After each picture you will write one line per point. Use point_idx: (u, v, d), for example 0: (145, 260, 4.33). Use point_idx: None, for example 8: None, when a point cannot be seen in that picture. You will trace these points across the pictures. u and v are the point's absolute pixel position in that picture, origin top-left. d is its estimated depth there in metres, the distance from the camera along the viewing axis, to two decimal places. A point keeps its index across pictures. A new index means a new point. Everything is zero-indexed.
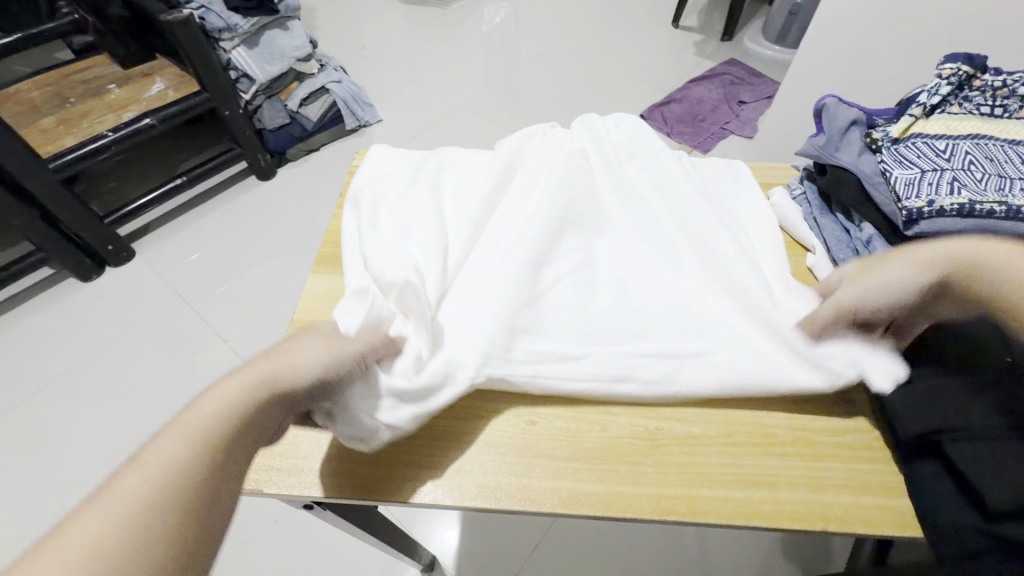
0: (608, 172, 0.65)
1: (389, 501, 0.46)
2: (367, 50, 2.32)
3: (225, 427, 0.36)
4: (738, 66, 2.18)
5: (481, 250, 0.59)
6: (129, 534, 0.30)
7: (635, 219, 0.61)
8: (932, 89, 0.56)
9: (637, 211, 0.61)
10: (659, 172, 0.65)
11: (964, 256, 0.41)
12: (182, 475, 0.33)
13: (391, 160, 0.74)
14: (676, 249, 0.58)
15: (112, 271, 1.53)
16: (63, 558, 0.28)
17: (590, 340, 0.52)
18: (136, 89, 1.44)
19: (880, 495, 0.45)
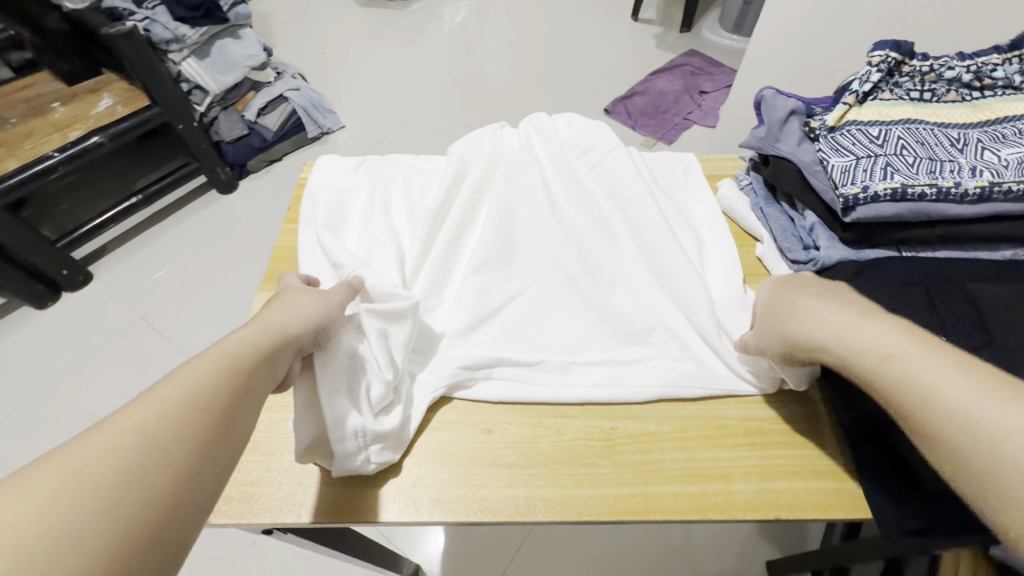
0: (559, 172, 0.64)
1: (346, 521, 0.45)
2: (326, 55, 2.28)
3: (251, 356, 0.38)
4: (698, 56, 2.21)
5: (435, 267, 0.59)
6: (172, 430, 0.31)
7: (585, 220, 0.61)
8: (864, 77, 0.57)
9: (586, 216, 0.61)
10: (609, 172, 0.64)
11: (835, 348, 0.38)
12: (214, 388, 0.34)
13: (341, 165, 0.70)
14: (625, 254, 0.58)
15: (68, 296, 1.47)
16: (117, 441, 0.29)
17: (542, 352, 0.53)
18: (82, 106, 1.39)
19: (830, 480, 0.46)
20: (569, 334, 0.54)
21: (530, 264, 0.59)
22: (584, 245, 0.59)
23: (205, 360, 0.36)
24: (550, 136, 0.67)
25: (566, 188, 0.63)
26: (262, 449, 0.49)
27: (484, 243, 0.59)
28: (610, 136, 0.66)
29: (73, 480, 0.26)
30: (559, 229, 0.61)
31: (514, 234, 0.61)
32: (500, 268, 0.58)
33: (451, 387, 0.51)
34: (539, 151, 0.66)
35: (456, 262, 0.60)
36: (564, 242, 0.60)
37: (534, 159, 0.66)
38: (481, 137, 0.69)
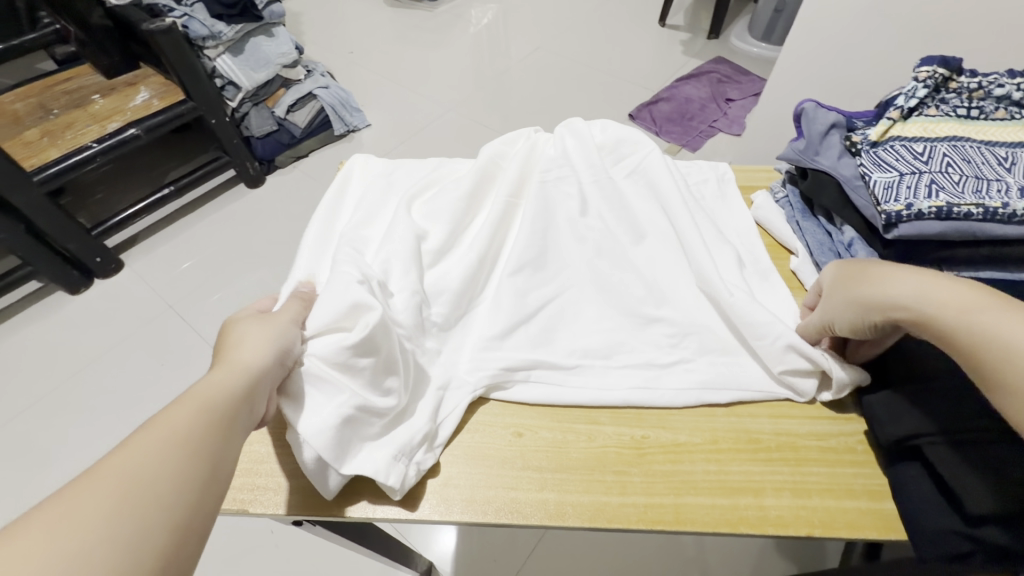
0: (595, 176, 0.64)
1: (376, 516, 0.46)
2: (354, 55, 2.31)
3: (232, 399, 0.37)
4: (726, 63, 2.19)
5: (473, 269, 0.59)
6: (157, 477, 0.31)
7: (622, 225, 0.61)
8: (909, 93, 0.57)
9: (622, 222, 0.61)
10: (645, 175, 0.64)
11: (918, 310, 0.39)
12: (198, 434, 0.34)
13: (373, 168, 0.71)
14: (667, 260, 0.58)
15: (100, 284, 1.52)
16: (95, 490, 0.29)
17: (579, 358, 0.53)
18: (120, 99, 1.43)
19: (864, 499, 0.45)
20: (604, 336, 0.55)
21: (563, 268, 0.59)
22: (619, 250, 0.59)
23: (181, 405, 0.35)
24: (585, 142, 0.67)
25: (602, 193, 0.63)
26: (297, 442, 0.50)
27: (520, 247, 0.60)
28: (646, 140, 0.66)
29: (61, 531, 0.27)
30: (593, 234, 0.61)
31: (548, 238, 0.61)
32: (533, 271, 0.59)
33: (489, 388, 0.52)
34: (574, 156, 0.66)
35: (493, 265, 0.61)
36: (597, 248, 0.60)
37: (569, 163, 0.66)
38: (515, 140, 0.70)
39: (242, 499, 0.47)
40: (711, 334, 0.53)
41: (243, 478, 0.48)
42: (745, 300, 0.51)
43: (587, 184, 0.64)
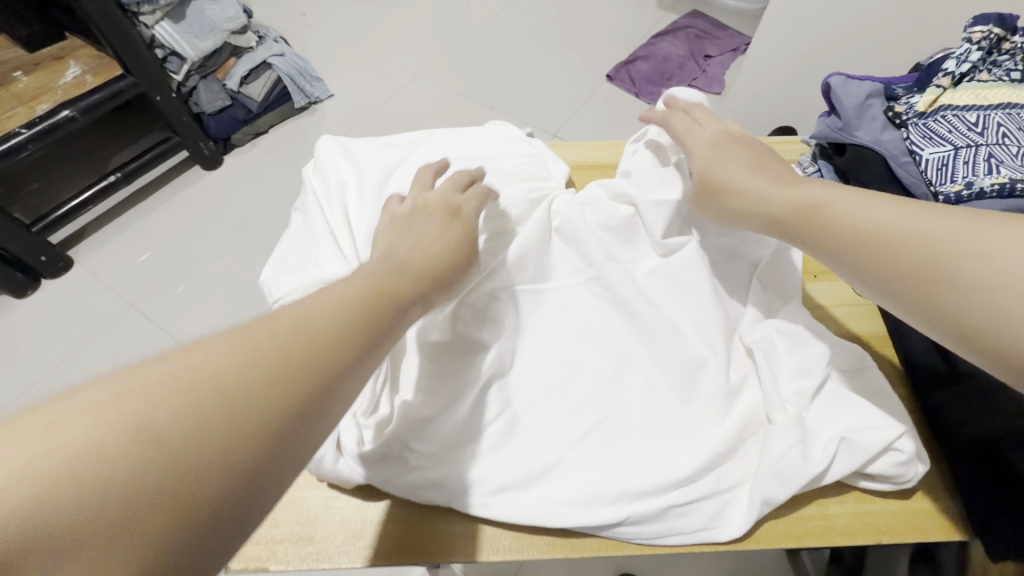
0: (581, 319, 0.50)
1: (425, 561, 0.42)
2: (308, 17, 2.09)
3: (328, 331, 0.29)
4: (702, 17, 2.09)
5: (528, 361, 0.48)
6: (250, 381, 0.25)
7: (611, 359, 0.48)
8: (961, 56, 0.51)
9: (620, 353, 0.48)
10: (650, 289, 0.49)
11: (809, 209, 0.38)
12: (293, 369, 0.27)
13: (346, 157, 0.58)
14: (655, 388, 0.46)
15: (48, 285, 1.34)
16: (226, 357, 0.26)
17: (657, 378, 0.47)
18: (48, 76, 1.25)
19: (929, 499, 0.43)
20: (648, 410, 0.45)
21: (591, 384, 0.47)
22: (624, 384, 0.47)
23: (324, 298, 0.31)
24: (577, 222, 0.51)
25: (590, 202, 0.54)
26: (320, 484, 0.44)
27: (552, 370, 0.47)
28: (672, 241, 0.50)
29: (198, 391, 0.24)
30: (588, 355, 0.48)
31: (551, 329, 0.49)
32: (551, 472, 0.43)
33: (640, 345, 0.48)
34: (550, 261, 0.52)
35: (546, 363, 0.48)
36: (623, 356, 0.48)
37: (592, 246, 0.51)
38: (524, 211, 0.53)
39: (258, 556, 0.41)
40: (754, 391, 0.46)
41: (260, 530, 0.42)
42: (747, 352, 0.47)
43: (565, 275, 0.52)
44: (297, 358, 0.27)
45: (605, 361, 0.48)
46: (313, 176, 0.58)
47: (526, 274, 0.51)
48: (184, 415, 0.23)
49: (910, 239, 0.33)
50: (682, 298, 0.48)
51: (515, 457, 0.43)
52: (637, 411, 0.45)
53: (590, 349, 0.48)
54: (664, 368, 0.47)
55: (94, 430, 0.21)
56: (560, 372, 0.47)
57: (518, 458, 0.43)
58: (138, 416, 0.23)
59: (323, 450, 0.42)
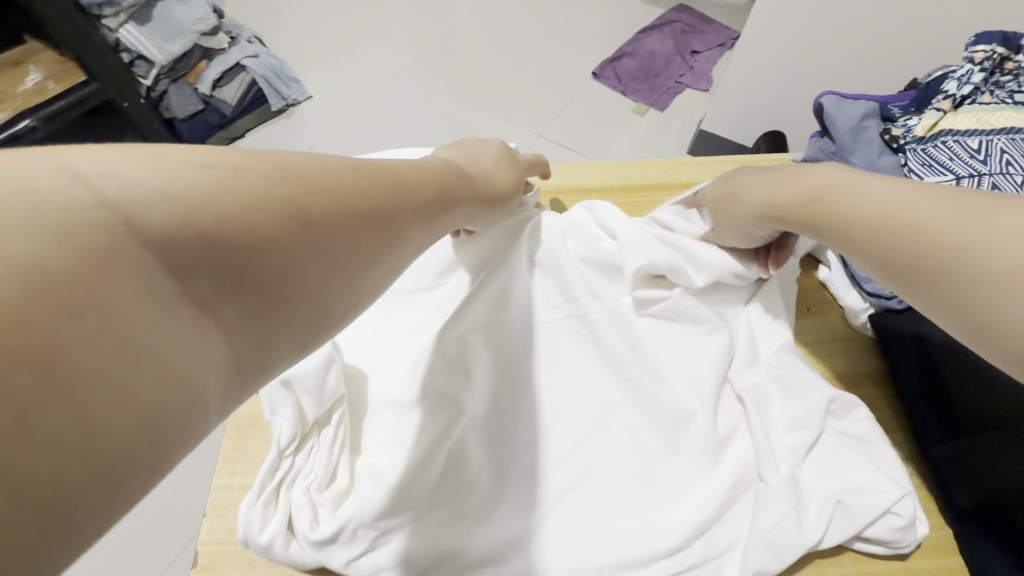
0: (562, 361, 0.46)
1: None
2: (283, 14, 2.01)
3: (337, 198, 0.27)
4: (688, 12, 2.05)
5: (505, 411, 0.44)
6: (257, 217, 0.23)
7: (594, 406, 0.44)
8: (962, 77, 0.48)
9: (604, 398, 0.45)
10: (636, 326, 0.45)
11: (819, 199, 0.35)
12: (297, 209, 0.25)
13: None
14: (641, 440, 0.43)
15: None
16: (242, 179, 0.24)
17: (642, 428, 0.43)
18: (5, 83, 1.18)
19: (932, 557, 0.41)
20: (633, 464, 0.42)
21: (573, 435, 0.43)
22: (608, 433, 0.43)
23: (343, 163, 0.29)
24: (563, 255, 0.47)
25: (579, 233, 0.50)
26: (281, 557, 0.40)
27: (531, 420, 0.44)
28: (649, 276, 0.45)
29: (208, 206, 0.22)
30: (571, 402, 0.45)
31: (531, 372, 0.45)
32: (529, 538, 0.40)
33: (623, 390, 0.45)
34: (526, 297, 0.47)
35: (524, 410, 0.44)
36: (607, 402, 0.44)
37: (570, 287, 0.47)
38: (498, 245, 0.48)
39: None
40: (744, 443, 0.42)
41: None
42: (739, 399, 0.44)
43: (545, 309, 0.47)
44: (303, 204, 0.25)
45: (587, 408, 0.44)
46: None
47: (500, 315, 0.46)
48: (182, 221, 0.21)
49: (912, 225, 0.30)
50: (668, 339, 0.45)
51: (495, 520, 0.40)
52: (621, 464, 0.42)
53: (572, 397, 0.45)
54: (650, 415, 0.43)
55: (48, 212, 0.18)
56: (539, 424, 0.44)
57: (497, 519, 0.40)
58: (149, 204, 0.20)
59: (271, 533, 0.38)
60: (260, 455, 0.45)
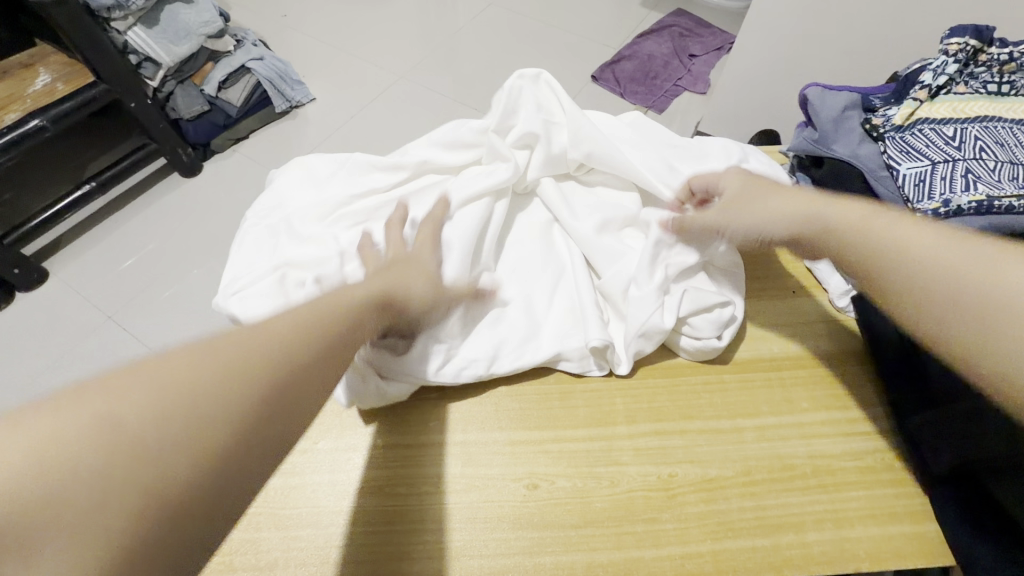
0: (528, 281, 0.52)
1: None
2: (288, 18, 2.05)
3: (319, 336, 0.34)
4: (686, 16, 2.08)
5: (488, 320, 0.49)
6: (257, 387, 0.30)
7: (562, 312, 0.50)
8: (937, 68, 0.50)
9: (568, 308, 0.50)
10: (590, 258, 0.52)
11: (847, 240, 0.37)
12: (291, 357, 0.32)
13: (309, 172, 0.59)
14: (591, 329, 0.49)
15: (23, 297, 1.31)
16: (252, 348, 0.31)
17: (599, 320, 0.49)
18: (15, 85, 1.21)
19: (908, 523, 0.43)
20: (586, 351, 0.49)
21: (540, 337, 0.49)
22: (570, 333, 0.49)
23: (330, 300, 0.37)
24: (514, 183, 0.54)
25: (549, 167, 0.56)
26: (282, 523, 0.42)
27: (507, 330, 0.49)
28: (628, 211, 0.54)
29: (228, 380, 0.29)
30: (538, 312, 0.50)
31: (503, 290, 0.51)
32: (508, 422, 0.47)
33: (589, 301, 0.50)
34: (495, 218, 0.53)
35: (500, 318, 0.50)
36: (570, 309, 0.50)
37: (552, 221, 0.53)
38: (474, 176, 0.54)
39: None
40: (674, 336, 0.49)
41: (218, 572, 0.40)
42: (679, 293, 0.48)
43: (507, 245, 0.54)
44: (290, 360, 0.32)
45: (554, 313, 0.50)
46: (277, 190, 0.58)
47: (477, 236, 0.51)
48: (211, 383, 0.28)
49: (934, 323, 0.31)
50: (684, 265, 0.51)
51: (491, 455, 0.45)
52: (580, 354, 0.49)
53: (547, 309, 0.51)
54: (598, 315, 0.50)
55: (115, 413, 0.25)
56: (514, 329, 0.49)
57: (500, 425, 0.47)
58: (187, 392, 0.27)
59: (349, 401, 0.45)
60: None
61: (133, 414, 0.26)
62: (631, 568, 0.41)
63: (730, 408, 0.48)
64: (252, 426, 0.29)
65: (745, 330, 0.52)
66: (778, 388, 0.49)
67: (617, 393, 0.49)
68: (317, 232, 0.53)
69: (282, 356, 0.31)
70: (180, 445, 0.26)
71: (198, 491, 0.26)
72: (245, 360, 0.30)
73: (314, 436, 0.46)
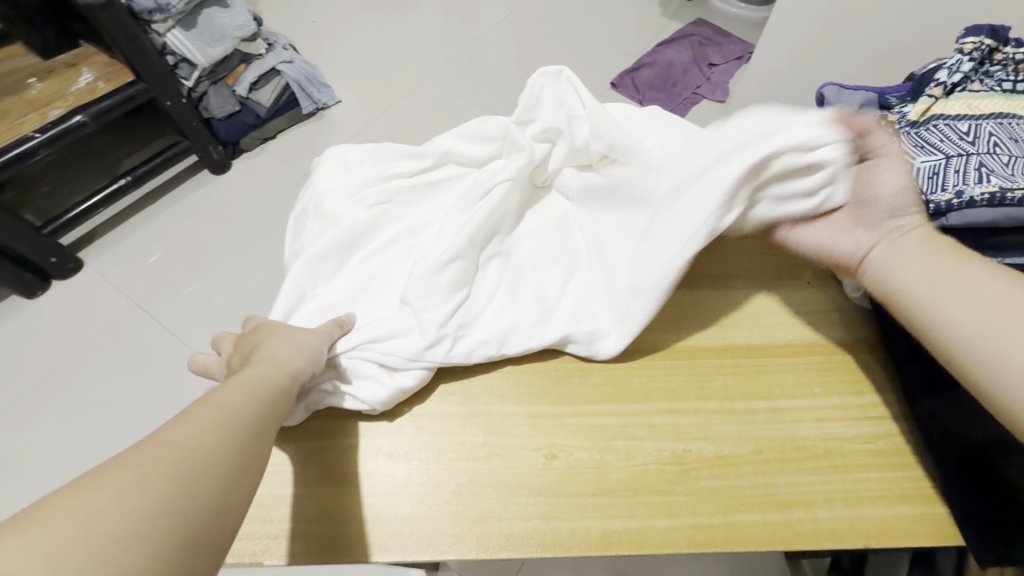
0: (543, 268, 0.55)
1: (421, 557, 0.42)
2: (317, 24, 2.11)
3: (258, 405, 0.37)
4: (707, 25, 2.10)
5: (502, 304, 0.52)
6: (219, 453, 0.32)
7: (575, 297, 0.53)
8: (953, 66, 0.51)
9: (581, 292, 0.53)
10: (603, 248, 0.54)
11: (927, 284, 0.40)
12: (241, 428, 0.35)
13: (346, 158, 0.63)
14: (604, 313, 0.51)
15: (59, 286, 1.36)
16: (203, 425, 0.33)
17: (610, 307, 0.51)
18: (60, 82, 1.27)
19: (918, 505, 0.44)
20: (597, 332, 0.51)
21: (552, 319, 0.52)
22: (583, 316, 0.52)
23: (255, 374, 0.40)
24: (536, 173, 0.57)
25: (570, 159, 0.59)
26: (314, 482, 0.45)
27: (520, 313, 0.52)
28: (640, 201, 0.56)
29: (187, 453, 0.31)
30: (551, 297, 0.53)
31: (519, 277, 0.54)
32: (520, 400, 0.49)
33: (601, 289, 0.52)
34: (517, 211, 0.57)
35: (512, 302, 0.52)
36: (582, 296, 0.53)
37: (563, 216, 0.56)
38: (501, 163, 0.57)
39: (254, 549, 0.42)
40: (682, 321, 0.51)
41: (255, 524, 0.43)
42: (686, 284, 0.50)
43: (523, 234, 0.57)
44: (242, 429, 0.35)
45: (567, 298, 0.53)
46: (318, 173, 0.62)
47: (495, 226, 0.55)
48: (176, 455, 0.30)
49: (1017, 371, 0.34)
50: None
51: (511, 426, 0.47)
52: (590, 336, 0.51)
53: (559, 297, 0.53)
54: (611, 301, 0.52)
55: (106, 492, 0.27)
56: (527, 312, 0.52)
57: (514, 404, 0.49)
58: (163, 464, 0.29)
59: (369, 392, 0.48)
60: None
61: (121, 492, 0.27)
62: (644, 538, 0.42)
63: (744, 391, 0.49)
64: (226, 485, 0.31)
65: (759, 317, 0.54)
66: (791, 372, 0.51)
67: (634, 372, 0.51)
68: (348, 212, 0.57)
69: (232, 431, 0.34)
70: (170, 505, 0.28)
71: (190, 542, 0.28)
72: (201, 440, 0.32)
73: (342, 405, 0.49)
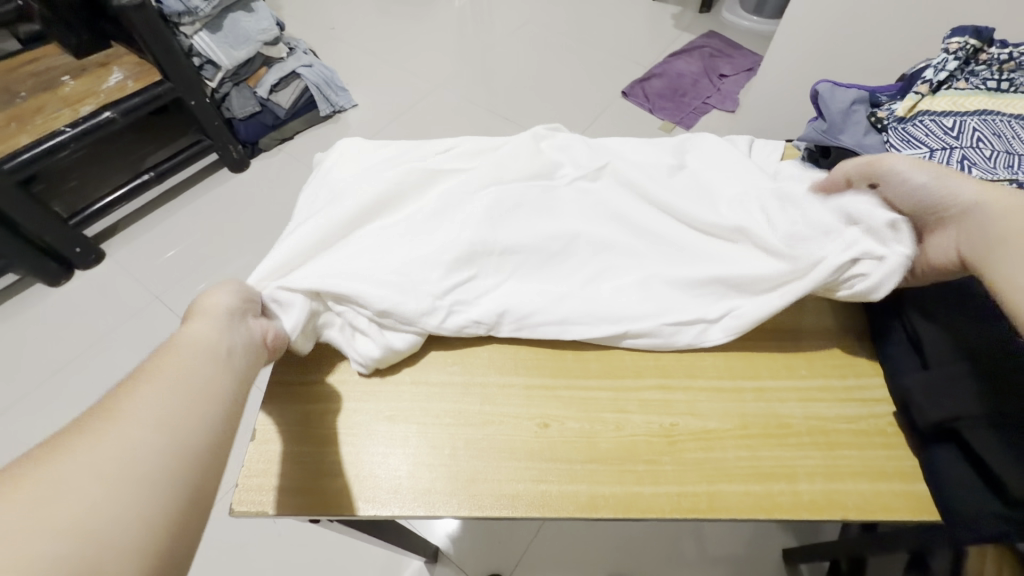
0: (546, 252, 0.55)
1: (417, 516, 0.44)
2: (336, 31, 2.18)
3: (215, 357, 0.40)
4: (717, 37, 2.13)
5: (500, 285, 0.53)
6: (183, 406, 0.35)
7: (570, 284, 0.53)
8: (939, 65, 0.54)
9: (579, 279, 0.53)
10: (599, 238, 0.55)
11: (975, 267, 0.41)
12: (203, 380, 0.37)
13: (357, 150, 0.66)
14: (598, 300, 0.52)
15: (81, 276, 1.41)
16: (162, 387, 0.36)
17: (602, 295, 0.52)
18: (91, 80, 1.33)
19: (898, 481, 0.45)
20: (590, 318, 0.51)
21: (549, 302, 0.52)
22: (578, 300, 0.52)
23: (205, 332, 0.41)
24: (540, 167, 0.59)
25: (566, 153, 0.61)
26: (320, 443, 0.48)
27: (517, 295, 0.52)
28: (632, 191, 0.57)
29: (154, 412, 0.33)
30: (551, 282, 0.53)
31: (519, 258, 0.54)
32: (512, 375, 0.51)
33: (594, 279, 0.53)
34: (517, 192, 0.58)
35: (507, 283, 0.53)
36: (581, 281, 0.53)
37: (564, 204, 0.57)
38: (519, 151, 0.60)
39: (262, 501, 0.45)
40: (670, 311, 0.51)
41: (264, 480, 0.46)
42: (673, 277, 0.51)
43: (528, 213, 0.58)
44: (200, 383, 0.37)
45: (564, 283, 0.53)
46: (330, 160, 0.65)
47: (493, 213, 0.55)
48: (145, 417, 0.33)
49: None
50: (689, 255, 0.53)
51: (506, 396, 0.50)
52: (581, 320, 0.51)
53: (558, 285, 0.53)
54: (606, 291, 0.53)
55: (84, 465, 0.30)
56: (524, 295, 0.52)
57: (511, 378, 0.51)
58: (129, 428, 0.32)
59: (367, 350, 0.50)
60: (309, 364, 0.52)
61: (93, 461, 0.30)
62: (627, 505, 0.44)
63: (732, 371, 0.51)
64: (195, 434, 0.34)
65: None
66: (780, 356, 0.52)
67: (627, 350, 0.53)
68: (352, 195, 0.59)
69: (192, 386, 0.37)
70: (145, 462, 0.31)
71: (174, 489, 0.31)
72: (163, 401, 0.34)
73: (348, 375, 0.52)
